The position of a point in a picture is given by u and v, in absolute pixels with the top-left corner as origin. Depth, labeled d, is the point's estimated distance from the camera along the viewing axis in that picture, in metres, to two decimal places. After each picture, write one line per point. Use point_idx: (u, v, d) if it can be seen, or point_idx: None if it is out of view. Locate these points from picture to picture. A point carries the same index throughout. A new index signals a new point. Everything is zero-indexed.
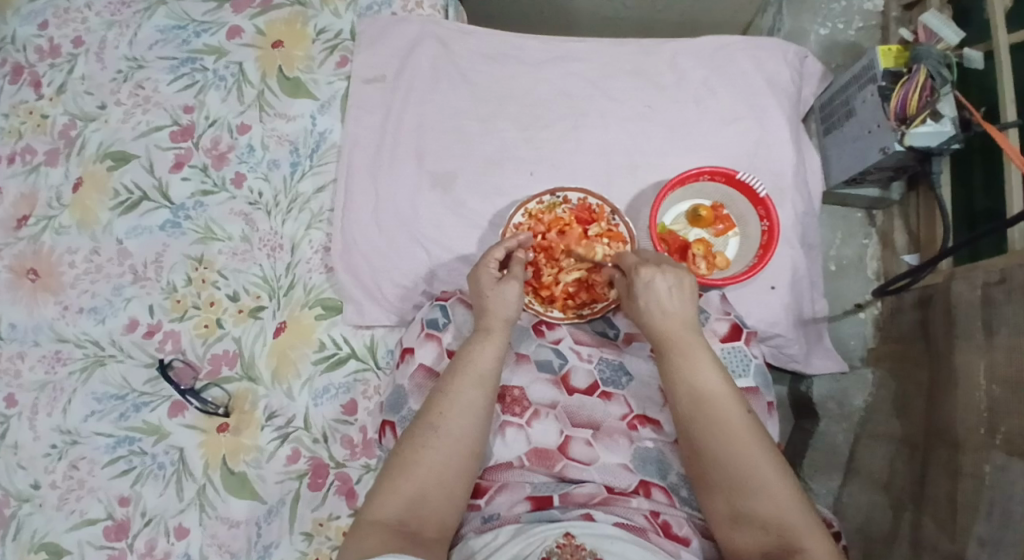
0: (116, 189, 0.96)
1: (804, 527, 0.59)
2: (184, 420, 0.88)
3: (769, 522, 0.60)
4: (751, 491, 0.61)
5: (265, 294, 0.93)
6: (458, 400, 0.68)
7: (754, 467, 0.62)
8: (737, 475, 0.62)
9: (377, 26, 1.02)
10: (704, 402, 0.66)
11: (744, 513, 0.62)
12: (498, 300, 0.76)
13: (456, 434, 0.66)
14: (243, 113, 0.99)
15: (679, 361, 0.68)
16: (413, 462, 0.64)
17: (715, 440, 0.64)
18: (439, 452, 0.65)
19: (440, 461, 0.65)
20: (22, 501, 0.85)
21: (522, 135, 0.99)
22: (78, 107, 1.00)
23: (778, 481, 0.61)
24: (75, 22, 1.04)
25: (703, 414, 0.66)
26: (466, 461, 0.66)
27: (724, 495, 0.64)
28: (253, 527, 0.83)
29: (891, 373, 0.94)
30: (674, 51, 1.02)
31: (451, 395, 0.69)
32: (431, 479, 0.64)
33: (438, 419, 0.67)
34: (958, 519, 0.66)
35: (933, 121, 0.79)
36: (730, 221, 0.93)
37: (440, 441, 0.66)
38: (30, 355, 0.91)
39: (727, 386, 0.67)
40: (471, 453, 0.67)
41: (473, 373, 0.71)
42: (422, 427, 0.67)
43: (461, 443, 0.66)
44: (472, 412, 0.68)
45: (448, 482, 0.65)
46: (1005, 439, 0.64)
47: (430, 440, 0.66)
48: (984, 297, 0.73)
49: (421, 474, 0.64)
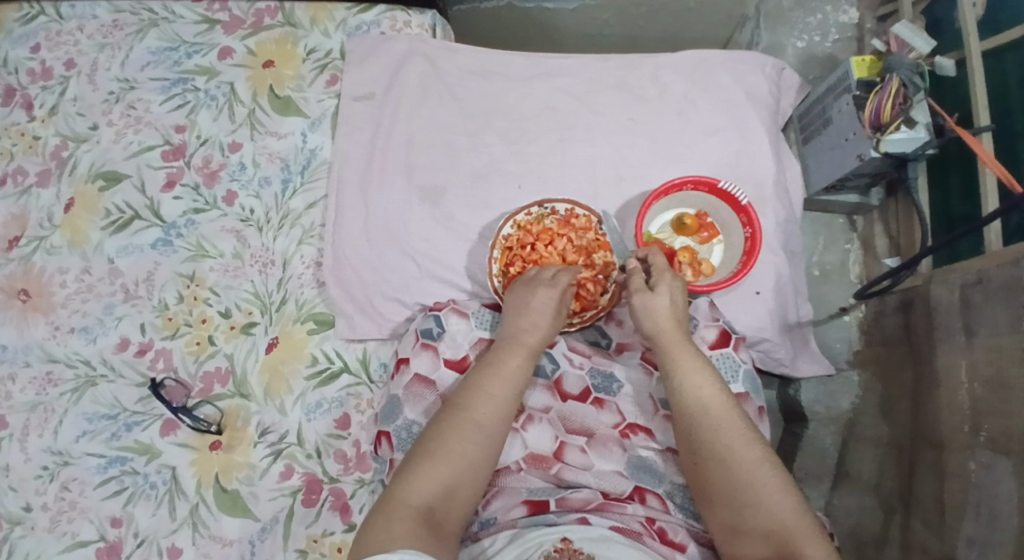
0: (107, 209, 0.97)
1: (806, 533, 0.59)
2: (177, 438, 0.87)
3: (770, 529, 0.60)
4: (753, 497, 0.62)
5: (257, 310, 0.94)
6: (492, 397, 0.69)
7: (755, 474, 0.63)
8: (737, 482, 0.63)
9: (366, 45, 1.04)
10: (705, 408, 0.68)
11: (745, 521, 0.62)
12: (532, 305, 0.77)
13: (489, 430, 0.67)
14: (234, 132, 1.00)
15: (681, 368, 0.70)
16: (449, 451, 0.64)
17: (714, 446, 0.65)
18: (473, 446, 0.65)
19: (472, 454, 0.65)
20: (12, 524, 0.84)
21: (510, 149, 1.01)
22: (70, 129, 1.01)
23: (779, 489, 0.62)
24: (66, 45, 1.05)
25: (703, 421, 0.67)
26: (494, 458, 0.67)
27: (726, 502, 0.64)
28: (246, 545, 0.83)
29: (877, 375, 0.95)
30: (657, 65, 1.04)
31: (486, 390, 0.69)
32: (463, 471, 0.64)
33: (464, 418, 0.67)
34: (946, 519, 0.67)
35: (907, 127, 0.82)
36: (714, 229, 0.95)
37: (475, 435, 0.66)
38: (20, 376, 0.90)
39: (728, 395, 0.69)
40: (498, 452, 0.68)
41: (507, 373, 0.72)
42: (456, 418, 0.67)
43: (492, 440, 0.67)
44: (503, 411, 0.69)
45: (475, 477, 0.65)
46: (988, 437, 0.65)
47: (466, 432, 0.66)
48: (963, 298, 0.75)
49: (455, 464, 0.64)
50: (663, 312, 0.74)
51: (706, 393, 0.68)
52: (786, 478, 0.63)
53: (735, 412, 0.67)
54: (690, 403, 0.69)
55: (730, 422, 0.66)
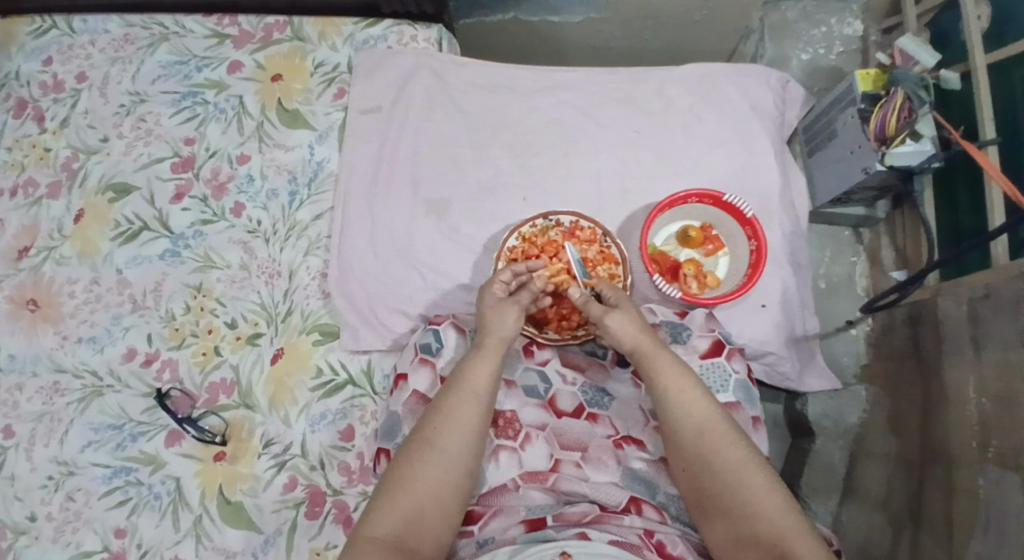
0: (116, 220, 0.98)
1: (796, 533, 0.60)
2: (181, 449, 0.88)
3: (761, 531, 0.61)
4: (743, 499, 0.63)
5: (263, 321, 0.94)
6: (455, 416, 0.70)
7: (744, 477, 0.64)
8: (728, 485, 0.64)
9: (373, 58, 1.05)
10: (689, 414, 0.68)
11: (737, 526, 0.63)
12: (494, 320, 0.77)
13: (451, 451, 0.68)
14: (242, 144, 1.01)
15: (660, 378, 0.70)
16: (409, 479, 0.66)
17: (704, 453, 0.66)
18: (436, 469, 0.66)
19: (435, 478, 0.66)
20: (18, 534, 0.84)
21: (515, 162, 1.01)
22: (80, 141, 1.02)
23: (769, 490, 0.63)
24: (78, 59, 1.06)
25: (690, 426, 0.68)
26: (461, 478, 0.67)
27: (718, 507, 0.65)
28: (249, 557, 0.83)
29: (885, 390, 0.94)
30: (662, 79, 1.04)
31: (449, 412, 0.70)
32: (428, 495, 0.65)
33: (436, 435, 0.68)
34: (955, 535, 0.67)
35: (913, 140, 0.82)
36: (719, 241, 0.95)
37: (438, 457, 0.67)
38: (28, 386, 0.91)
39: (710, 399, 0.70)
40: (467, 470, 0.68)
41: (473, 391, 0.72)
42: (419, 443, 0.68)
43: (458, 460, 0.68)
44: (469, 429, 0.69)
45: (444, 498, 0.66)
46: (997, 453, 0.64)
47: (427, 457, 0.67)
48: (971, 313, 0.74)
49: (418, 489, 0.65)
50: (623, 327, 0.73)
51: (689, 400, 0.69)
52: (774, 478, 0.64)
53: (720, 415, 0.68)
54: (671, 411, 0.69)
55: (716, 426, 0.67)
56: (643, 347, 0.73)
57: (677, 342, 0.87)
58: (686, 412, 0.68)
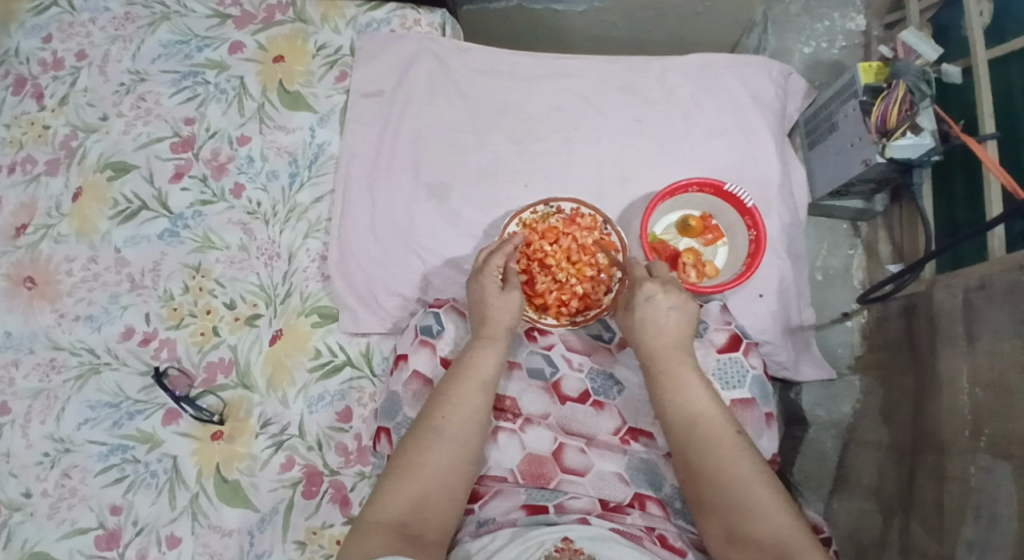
0: (115, 199, 0.98)
1: (800, 540, 0.58)
2: (179, 428, 0.88)
3: (763, 539, 0.59)
4: (747, 509, 0.61)
5: (261, 302, 0.94)
6: (460, 404, 0.70)
7: (749, 485, 0.62)
8: (731, 495, 0.63)
9: (376, 42, 1.05)
10: (693, 417, 0.68)
11: (739, 533, 0.61)
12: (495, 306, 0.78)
13: (459, 436, 0.68)
14: (243, 126, 1.01)
15: (676, 378, 0.71)
16: (415, 463, 0.66)
17: (710, 455, 0.65)
18: (441, 453, 0.67)
19: (442, 463, 0.66)
20: (12, 510, 0.84)
21: (516, 147, 1.02)
22: (80, 119, 1.02)
23: (773, 500, 0.61)
24: (79, 36, 1.06)
25: (696, 430, 0.67)
26: (466, 464, 0.68)
27: (721, 516, 0.63)
28: (245, 536, 0.83)
29: (878, 380, 0.95)
30: (664, 68, 1.05)
31: (454, 399, 0.71)
32: (437, 482, 0.66)
33: (442, 422, 0.69)
34: (945, 522, 0.68)
35: (912, 134, 0.82)
36: (719, 231, 0.96)
37: (443, 442, 0.67)
38: (24, 363, 0.91)
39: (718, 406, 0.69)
40: (472, 455, 0.69)
41: (482, 384, 0.72)
42: (425, 429, 0.69)
43: (463, 445, 0.68)
44: (473, 415, 0.70)
45: (448, 483, 0.66)
46: (989, 442, 0.65)
47: (434, 442, 0.67)
48: (966, 303, 0.75)
49: (425, 475, 0.65)
50: (652, 323, 0.74)
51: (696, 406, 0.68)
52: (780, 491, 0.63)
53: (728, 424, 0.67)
54: (682, 414, 0.69)
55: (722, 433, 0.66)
56: (663, 344, 0.73)
57: (694, 334, 0.87)
58: (694, 414, 0.68)
